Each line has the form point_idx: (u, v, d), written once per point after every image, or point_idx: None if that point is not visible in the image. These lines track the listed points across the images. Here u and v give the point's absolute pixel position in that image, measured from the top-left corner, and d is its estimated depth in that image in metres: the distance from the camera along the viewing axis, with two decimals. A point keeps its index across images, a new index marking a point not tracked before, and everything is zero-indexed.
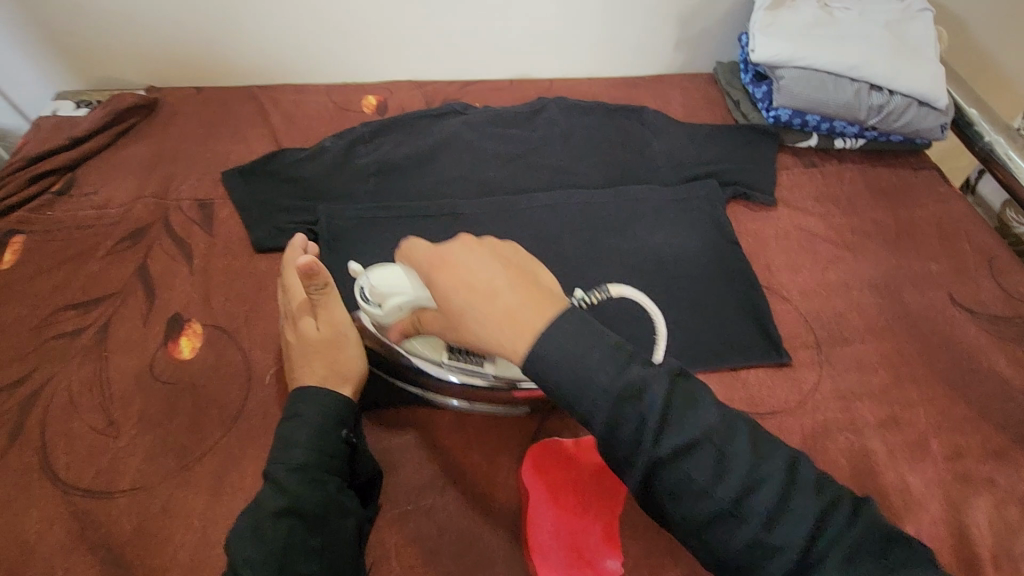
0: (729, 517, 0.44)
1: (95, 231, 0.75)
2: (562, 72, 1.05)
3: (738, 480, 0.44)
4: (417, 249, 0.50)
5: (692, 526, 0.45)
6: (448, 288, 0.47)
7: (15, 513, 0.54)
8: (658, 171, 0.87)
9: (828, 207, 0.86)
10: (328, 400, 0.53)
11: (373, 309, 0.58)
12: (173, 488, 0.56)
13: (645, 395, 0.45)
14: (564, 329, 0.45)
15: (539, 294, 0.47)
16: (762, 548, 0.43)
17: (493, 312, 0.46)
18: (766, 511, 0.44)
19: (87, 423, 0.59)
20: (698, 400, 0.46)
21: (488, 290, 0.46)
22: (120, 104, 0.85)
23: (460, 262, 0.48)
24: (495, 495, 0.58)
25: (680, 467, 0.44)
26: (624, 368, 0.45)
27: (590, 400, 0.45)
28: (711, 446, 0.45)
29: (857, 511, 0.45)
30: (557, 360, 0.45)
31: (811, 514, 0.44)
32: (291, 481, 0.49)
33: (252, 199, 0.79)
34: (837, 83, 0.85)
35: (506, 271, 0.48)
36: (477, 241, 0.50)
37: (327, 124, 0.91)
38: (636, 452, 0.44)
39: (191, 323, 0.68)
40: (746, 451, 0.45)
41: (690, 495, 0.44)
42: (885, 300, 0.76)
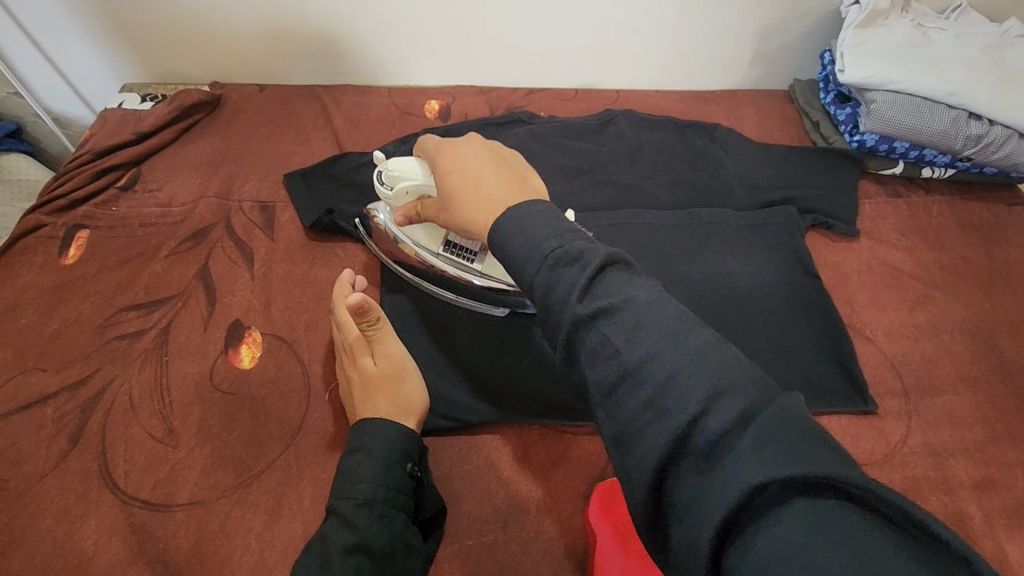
0: (632, 384, 0.35)
1: (159, 230, 0.74)
2: (629, 83, 1.01)
3: (652, 345, 0.36)
4: (432, 146, 0.59)
5: (599, 393, 0.37)
6: (446, 171, 0.55)
7: (74, 521, 0.53)
8: (731, 193, 0.82)
9: (915, 241, 0.81)
10: (395, 433, 0.52)
11: (384, 190, 0.63)
12: (230, 505, 0.54)
13: (582, 259, 0.40)
14: (525, 211, 0.44)
15: (518, 187, 0.51)
16: (657, 418, 0.34)
17: (474, 192, 0.51)
18: (676, 376, 0.34)
19: (146, 430, 0.58)
20: (636, 275, 0.40)
21: (474, 174, 0.52)
22: (186, 100, 0.84)
23: (459, 156, 0.55)
24: (560, 536, 0.55)
25: (595, 329, 0.38)
26: (569, 239, 0.41)
27: (528, 262, 0.42)
28: (630, 308, 0.37)
29: (782, 400, 0.33)
30: (513, 236, 0.43)
31: (718, 387, 0.33)
32: (358, 517, 0.47)
33: (314, 203, 0.77)
34: (933, 109, 0.79)
35: (495, 168, 0.53)
36: (483, 143, 0.56)
37: (389, 128, 0.89)
38: (557, 309, 0.39)
39: (252, 331, 0.66)
40: (674, 321, 0.37)
41: (598, 357, 0.37)
42: (978, 347, 0.71)
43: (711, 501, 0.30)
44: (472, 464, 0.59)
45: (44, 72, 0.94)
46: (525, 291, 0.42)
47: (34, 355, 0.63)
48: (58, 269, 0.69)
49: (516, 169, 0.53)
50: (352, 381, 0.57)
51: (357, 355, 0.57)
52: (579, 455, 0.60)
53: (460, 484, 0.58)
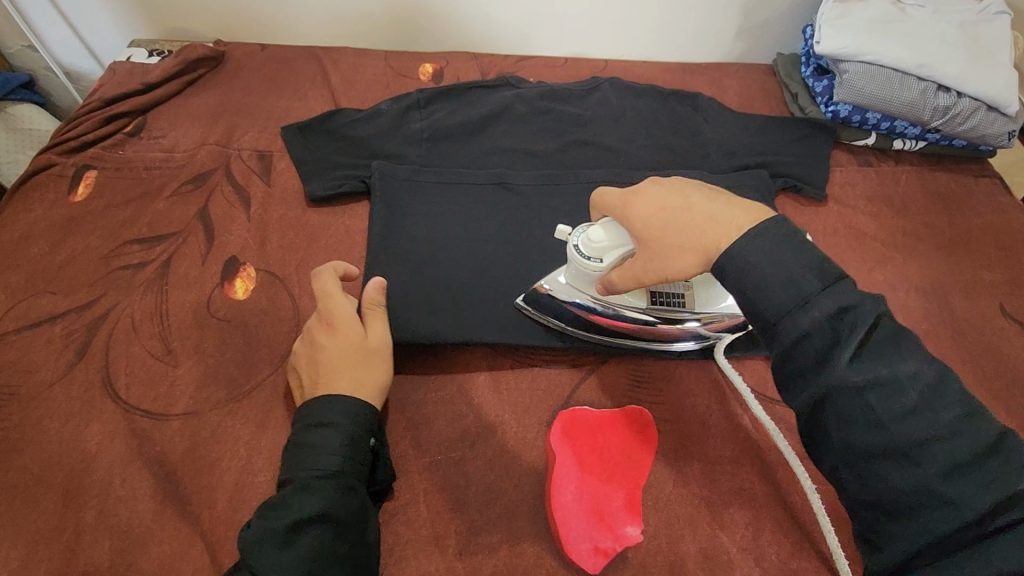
0: (901, 456, 0.42)
1: (162, 173, 0.78)
2: (618, 53, 1.04)
3: (925, 428, 0.42)
4: (611, 192, 0.58)
5: (856, 458, 0.44)
6: (645, 213, 0.54)
7: (78, 424, 0.58)
8: (708, 158, 0.86)
9: (880, 208, 0.84)
10: (361, 411, 0.55)
11: (591, 264, 0.58)
12: (222, 416, 0.59)
13: (851, 314, 0.44)
14: (773, 236, 0.47)
15: (742, 204, 0.51)
16: (930, 498, 0.41)
17: (694, 223, 0.51)
18: (954, 464, 0.41)
19: (147, 349, 0.63)
20: (903, 344, 0.45)
21: (688, 207, 0.52)
22: (191, 55, 0.89)
23: (654, 193, 0.54)
24: (523, 455, 0.60)
25: (860, 396, 0.43)
26: (832, 287, 0.45)
27: (780, 298, 0.46)
28: (902, 387, 0.43)
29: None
30: (759, 266, 0.47)
31: (1005, 484, 0.40)
32: (321, 489, 0.50)
33: (309, 154, 0.81)
34: (903, 80, 0.83)
35: (702, 196, 0.52)
36: (666, 177, 0.56)
37: (384, 88, 0.93)
38: (819, 367, 0.44)
39: (246, 267, 0.71)
40: (949, 408, 0.42)
41: (860, 423, 0.43)
42: (931, 304, 0.75)
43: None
44: (445, 391, 0.63)
45: (56, 27, 0.98)
46: (768, 326, 0.47)
47: (45, 280, 0.68)
48: (67, 206, 0.74)
49: (721, 192, 0.53)
50: (321, 347, 0.58)
51: (336, 324, 0.60)
52: (546, 385, 0.65)
53: (435, 407, 0.62)
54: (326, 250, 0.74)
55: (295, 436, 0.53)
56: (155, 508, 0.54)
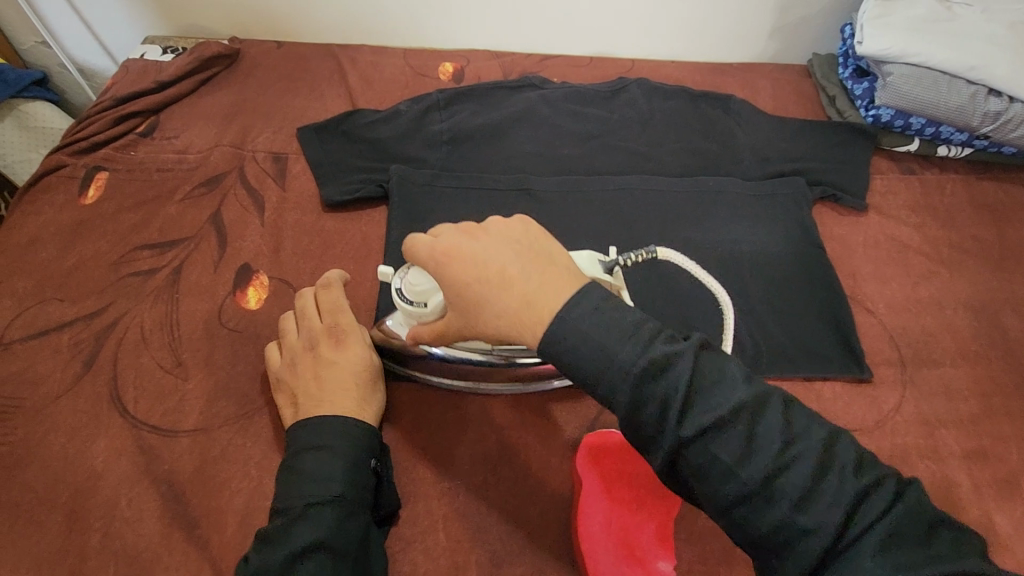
0: (758, 499, 0.39)
1: (174, 175, 0.76)
2: (646, 52, 1.00)
3: (768, 459, 0.39)
4: (421, 245, 0.48)
5: (720, 508, 0.40)
6: (460, 279, 0.46)
7: (84, 440, 0.56)
8: (741, 164, 0.82)
9: (924, 218, 0.80)
10: (364, 436, 0.53)
11: (415, 310, 0.55)
12: (232, 434, 0.57)
13: (671, 370, 0.41)
14: (582, 304, 0.43)
15: (553, 272, 0.45)
16: (793, 532, 0.38)
17: (508, 304, 0.44)
18: (802, 490, 0.38)
19: (156, 360, 0.61)
20: (724, 372, 0.42)
21: (502, 282, 0.44)
22: (205, 53, 0.86)
23: (468, 252, 0.46)
24: (546, 481, 0.57)
25: (704, 447, 0.40)
26: (646, 347, 0.42)
27: (605, 372, 0.42)
28: (737, 422, 0.40)
29: (896, 494, 0.39)
30: (576, 344, 0.42)
31: (847, 498, 0.38)
32: (319, 517, 0.47)
33: (326, 156, 0.78)
34: (951, 83, 0.78)
35: (517, 257, 0.46)
36: (482, 228, 0.48)
37: (402, 88, 0.90)
38: (659, 429, 0.41)
39: (260, 274, 0.68)
40: (778, 426, 0.40)
41: (712, 475, 0.40)
42: (981, 323, 0.70)
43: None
44: (464, 409, 0.60)
45: (70, 22, 0.96)
46: (604, 401, 0.43)
47: (53, 287, 0.65)
48: (77, 208, 0.72)
49: (539, 253, 0.46)
50: (328, 362, 0.56)
51: (344, 339, 0.58)
52: (570, 405, 0.62)
53: (454, 428, 0.59)
54: (342, 258, 0.71)
55: (288, 461, 0.50)
56: (163, 531, 0.52)
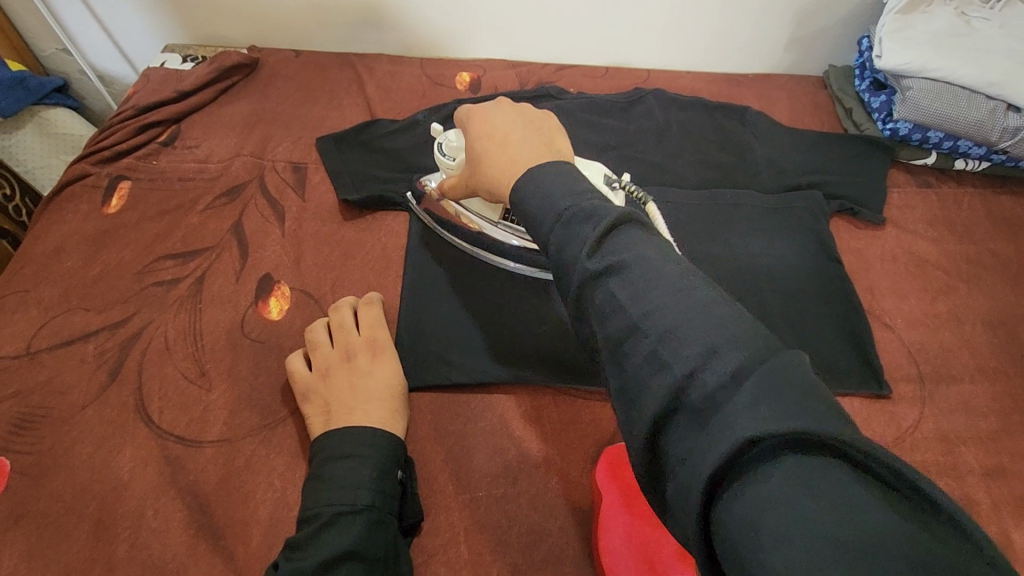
0: (634, 337, 0.37)
1: (195, 185, 0.77)
2: (660, 62, 1.00)
3: (655, 301, 0.37)
4: (463, 112, 0.64)
5: (608, 349, 0.39)
6: (475, 136, 0.60)
7: (110, 451, 0.56)
8: (757, 176, 0.82)
9: (941, 232, 0.80)
10: (392, 447, 0.54)
11: (446, 161, 0.67)
12: (256, 444, 0.57)
13: (595, 218, 0.42)
14: (545, 173, 0.48)
15: (545, 143, 0.56)
16: (657, 370, 0.35)
17: (498, 152, 0.56)
18: (674, 329, 0.36)
19: (180, 371, 0.62)
20: (648, 239, 0.42)
21: (503, 138, 0.57)
22: (225, 62, 0.87)
23: (490, 118, 0.60)
24: (567, 495, 0.57)
25: (603, 285, 0.39)
26: (584, 203, 0.44)
27: (546, 218, 0.45)
28: (637, 267, 0.39)
29: (775, 354, 0.33)
30: (531, 193, 0.48)
31: (713, 342, 0.34)
32: (347, 523, 0.48)
33: (345, 166, 0.79)
34: (971, 98, 0.78)
35: (521, 128, 0.58)
36: (512, 107, 0.62)
37: (419, 97, 0.90)
38: (572, 266, 0.41)
39: (281, 285, 0.69)
40: (674, 281, 0.38)
41: (605, 314, 0.39)
42: (999, 339, 0.70)
43: (710, 454, 0.30)
44: (484, 421, 0.61)
45: (90, 31, 0.97)
46: (543, 248, 0.45)
47: (78, 296, 0.66)
48: (101, 218, 0.73)
49: (544, 131, 0.58)
50: (364, 375, 0.59)
51: (381, 353, 0.61)
52: (589, 419, 0.62)
53: (475, 439, 0.60)
54: (362, 268, 0.72)
55: (317, 470, 0.51)
56: (188, 542, 0.52)
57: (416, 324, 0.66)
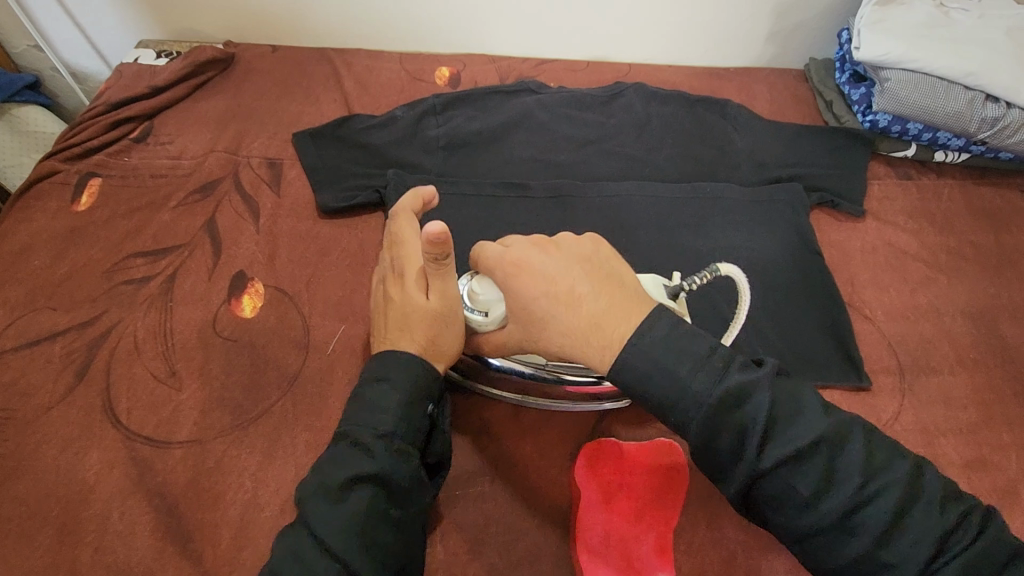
0: (837, 530, 0.42)
1: (168, 181, 0.75)
2: (642, 57, 1.00)
3: (850, 494, 0.42)
4: (490, 255, 0.52)
5: (795, 535, 0.44)
6: (529, 296, 0.49)
7: (76, 452, 0.55)
8: (738, 169, 0.82)
9: (922, 224, 0.79)
10: (422, 377, 0.52)
11: (475, 317, 0.57)
12: (227, 445, 0.56)
13: (752, 404, 0.43)
14: (653, 333, 0.45)
15: (617, 293, 0.48)
16: (873, 563, 0.42)
17: (575, 319, 0.47)
18: (883, 524, 0.41)
19: (150, 370, 0.60)
20: (807, 408, 0.44)
21: (568, 295, 0.48)
22: (201, 57, 0.86)
23: (536, 268, 0.49)
24: (546, 492, 0.56)
25: (785, 479, 0.43)
26: (722, 378, 0.44)
27: (692, 408, 0.44)
28: (819, 456, 0.43)
29: (975, 531, 0.42)
30: (651, 372, 0.44)
31: (923, 530, 0.41)
32: (374, 446, 0.48)
33: (321, 162, 0.78)
34: (949, 89, 0.78)
35: (585, 276, 0.48)
36: (555, 243, 0.51)
37: (397, 92, 0.89)
38: (740, 463, 0.43)
39: (254, 282, 0.68)
40: (856, 464, 0.43)
41: (792, 508, 0.43)
42: (979, 331, 0.70)
43: None
44: (462, 419, 0.60)
45: (62, 26, 0.95)
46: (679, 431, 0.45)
47: (45, 295, 0.65)
48: (69, 215, 0.71)
49: (608, 271, 0.49)
50: (396, 302, 0.56)
51: (409, 279, 0.56)
52: (568, 414, 0.61)
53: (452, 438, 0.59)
54: (338, 264, 0.70)
55: (356, 388, 0.52)
56: (156, 545, 0.51)
57: None
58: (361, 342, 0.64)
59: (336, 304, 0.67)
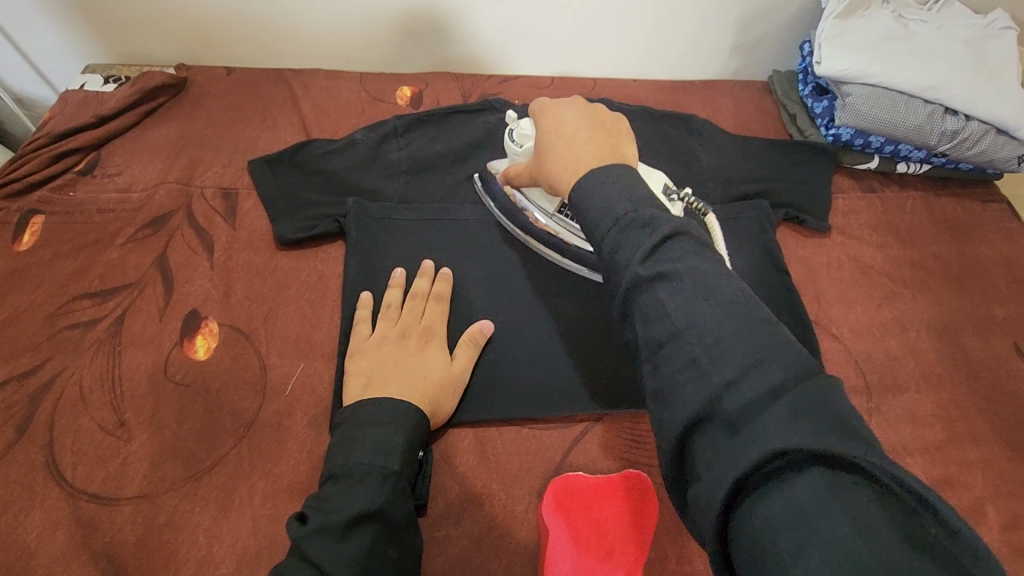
0: (678, 343, 0.38)
1: (116, 216, 0.72)
2: (607, 71, 0.99)
3: (704, 313, 0.38)
4: (540, 104, 0.63)
5: (647, 352, 0.40)
6: (545, 134, 0.59)
7: (17, 515, 0.52)
8: (704, 186, 0.81)
9: (885, 237, 0.80)
10: (422, 423, 0.55)
11: (513, 148, 0.67)
12: (179, 499, 0.54)
13: (653, 225, 0.43)
14: (602, 172, 0.48)
15: (612, 144, 0.54)
16: (698, 379, 0.36)
17: (566, 150, 0.55)
18: (718, 343, 0.37)
19: (96, 421, 0.57)
20: (703, 250, 0.42)
21: (571, 136, 0.56)
22: (150, 82, 0.83)
23: (562, 115, 0.58)
24: (513, 533, 0.55)
25: (652, 289, 0.40)
26: (642, 206, 0.44)
27: (602, 220, 0.45)
28: (691, 277, 0.40)
29: (819, 382, 0.34)
30: (594, 192, 0.47)
31: (756, 359, 0.35)
32: (377, 486, 0.49)
33: (278, 191, 0.75)
34: (909, 103, 0.78)
35: (592, 127, 0.56)
36: (588, 105, 0.59)
37: (358, 114, 0.87)
38: (622, 268, 0.42)
39: (208, 321, 0.65)
40: (724, 297, 0.39)
41: (649, 317, 0.40)
42: (943, 346, 0.70)
43: (738, 459, 0.32)
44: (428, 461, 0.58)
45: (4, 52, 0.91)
46: (595, 248, 0.46)
47: None
48: (10, 256, 0.68)
49: (613, 134, 0.55)
50: (413, 356, 0.60)
51: (430, 342, 0.62)
52: (535, 448, 0.60)
53: None
54: (297, 299, 0.68)
55: (354, 428, 0.53)
56: None
57: None
58: (321, 380, 0.62)
59: (294, 342, 0.65)
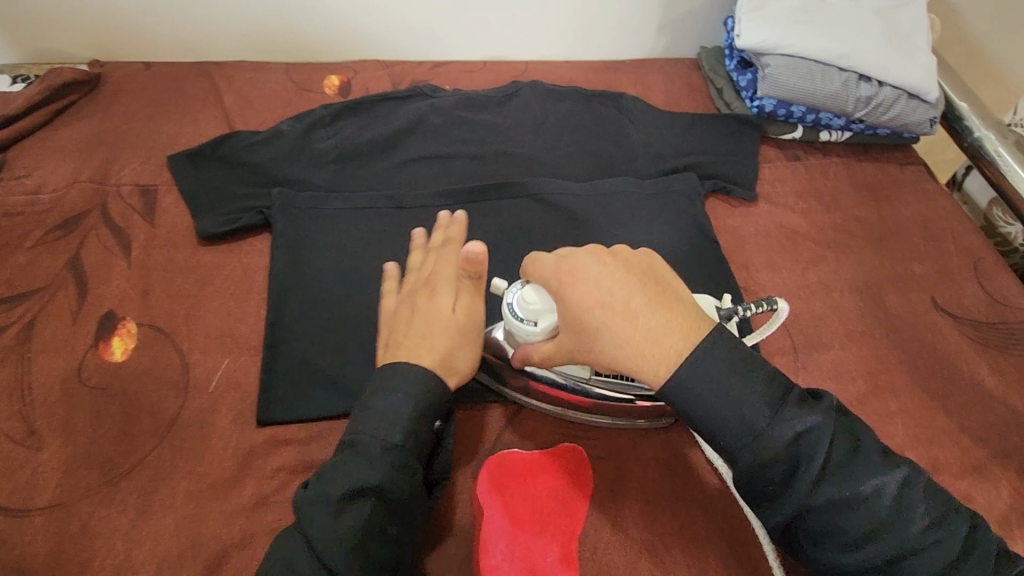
0: (880, 572, 0.44)
1: (25, 219, 0.69)
2: (539, 54, 0.99)
3: (894, 541, 0.44)
4: (547, 264, 0.51)
5: (832, 572, 0.46)
6: (582, 307, 0.48)
7: None
8: (635, 162, 0.82)
9: (811, 204, 0.82)
10: (437, 387, 0.52)
11: (523, 327, 0.54)
12: (95, 505, 0.52)
13: (808, 441, 0.45)
14: (709, 359, 0.45)
15: (676, 311, 0.47)
16: None
17: (632, 333, 0.46)
18: (927, 573, 0.44)
19: (4, 432, 0.55)
20: (870, 455, 0.46)
21: (625, 308, 0.47)
22: (59, 79, 0.79)
23: (590, 276, 0.48)
24: (448, 513, 0.55)
25: (833, 519, 0.44)
26: (785, 415, 0.45)
27: (743, 436, 0.45)
28: (872, 504, 0.44)
29: None
30: (714, 402, 0.45)
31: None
32: (377, 459, 0.48)
33: (200, 186, 0.73)
34: (825, 72, 0.81)
35: (641, 290, 0.48)
36: (611, 257, 0.50)
37: (284, 105, 0.85)
38: (787, 494, 0.45)
39: (126, 322, 0.63)
40: (915, 518, 0.45)
41: (833, 542, 0.45)
42: (865, 303, 0.73)
43: None
44: None
45: None
46: (731, 458, 0.46)
47: None
48: None
49: (660, 288, 0.49)
50: (419, 310, 0.57)
51: (437, 288, 0.58)
52: (471, 428, 0.60)
53: None
54: (221, 294, 0.66)
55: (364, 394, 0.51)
56: None
57: (281, 351, 0.61)
58: (247, 375, 0.61)
59: (219, 337, 0.63)
